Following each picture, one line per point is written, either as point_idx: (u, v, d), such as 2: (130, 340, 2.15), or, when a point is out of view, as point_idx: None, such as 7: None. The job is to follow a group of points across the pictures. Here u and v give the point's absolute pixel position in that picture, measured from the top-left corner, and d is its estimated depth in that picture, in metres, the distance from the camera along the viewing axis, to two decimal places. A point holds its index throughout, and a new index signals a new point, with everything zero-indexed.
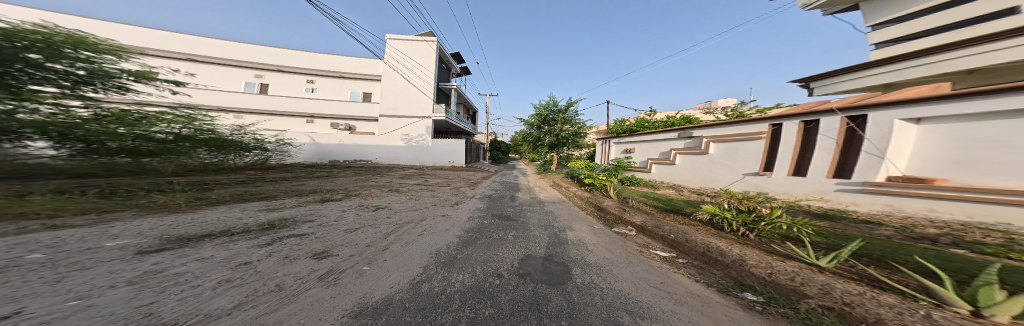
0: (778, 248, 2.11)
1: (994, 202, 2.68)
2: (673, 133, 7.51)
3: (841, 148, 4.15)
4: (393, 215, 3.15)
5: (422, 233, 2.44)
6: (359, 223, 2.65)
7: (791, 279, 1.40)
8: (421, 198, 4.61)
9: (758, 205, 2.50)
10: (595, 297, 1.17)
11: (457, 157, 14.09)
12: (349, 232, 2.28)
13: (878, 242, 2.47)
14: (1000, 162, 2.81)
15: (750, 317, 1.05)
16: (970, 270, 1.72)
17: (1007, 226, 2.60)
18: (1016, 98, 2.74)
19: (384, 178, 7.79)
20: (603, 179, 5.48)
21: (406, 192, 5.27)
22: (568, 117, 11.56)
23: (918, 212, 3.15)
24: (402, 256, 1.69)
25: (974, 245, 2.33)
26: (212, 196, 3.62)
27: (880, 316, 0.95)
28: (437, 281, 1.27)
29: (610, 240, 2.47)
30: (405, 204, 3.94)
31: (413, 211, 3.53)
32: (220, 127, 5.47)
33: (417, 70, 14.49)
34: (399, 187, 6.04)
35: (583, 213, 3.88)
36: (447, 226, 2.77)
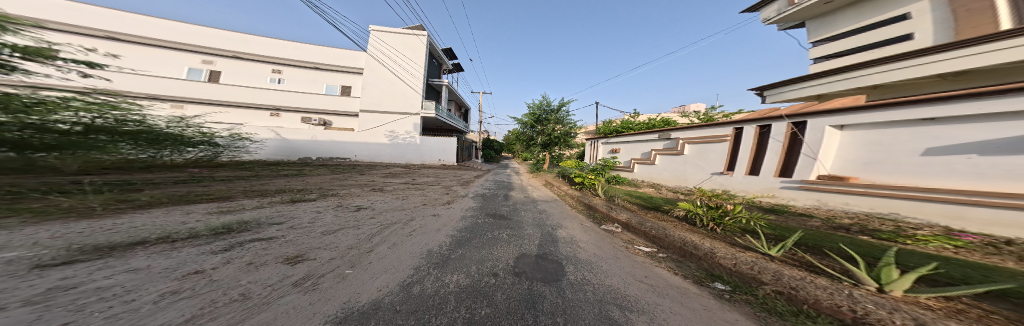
0: (740, 240, 2.36)
1: (890, 196, 3.27)
2: (653, 135, 8.03)
3: (786, 149, 4.74)
4: (379, 215, 3.01)
5: (411, 233, 2.34)
6: (338, 225, 2.46)
7: (751, 268, 1.57)
8: (409, 198, 4.46)
9: (724, 202, 2.79)
10: (588, 293, 1.22)
11: (446, 155, 13.64)
12: (332, 233, 2.15)
13: (813, 231, 2.88)
14: (899, 164, 3.40)
15: (722, 304, 1.16)
16: (883, 253, 2.08)
17: (895, 215, 3.21)
18: (915, 110, 3.30)
19: (367, 177, 7.31)
20: (593, 178, 5.74)
21: (392, 191, 5.03)
22: (559, 118, 11.82)
23: (837, 205, 3.75)
24: (392, 257, 1.63)
25: (875, 232, 2.82)
26: (143, 198, 3.13)
27: (821, 298, 1.11)
28: (429, 282, 1.23)
29: (599, 237, 2.58)
30: (391, 204, 3.79)
31: (400, 209, 3.44)
32: (153, 118, 4.65)
33: (403, 64, 13.82)
34: (383, 186, 5.74)
35: (573, 210, 4.04)
36: (439, 226, 2.69)
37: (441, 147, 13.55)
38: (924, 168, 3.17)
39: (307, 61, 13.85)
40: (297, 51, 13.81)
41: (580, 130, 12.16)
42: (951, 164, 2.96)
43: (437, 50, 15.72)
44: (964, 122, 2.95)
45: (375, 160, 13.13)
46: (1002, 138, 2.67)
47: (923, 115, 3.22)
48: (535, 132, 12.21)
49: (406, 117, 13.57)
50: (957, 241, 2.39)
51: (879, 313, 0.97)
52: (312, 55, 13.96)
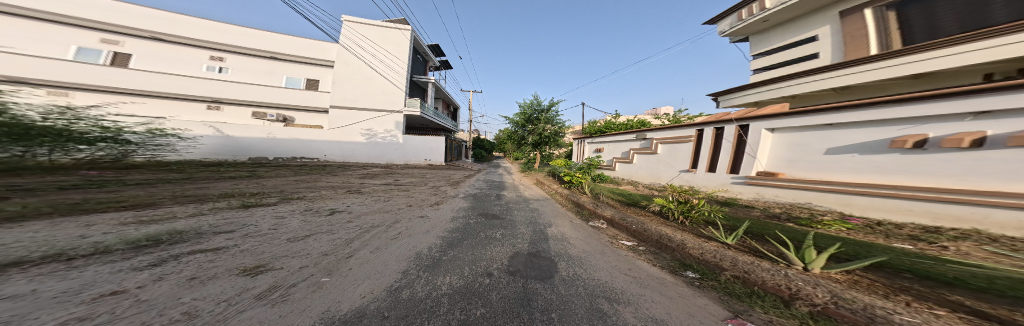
0: (705, 231, 2.64)
1: (808, 189, 3.93)
2: (631, 135, 8.57)
3: (736, 149, 5.37)
4: (357, 218, 2.78)
5: (396, 236, 2.21)
6: (309, 231, 2.21)
7: (714, 256, 1.76)
8: (391, 199, 4.17)
9: (691, 197, 3.12)
10: (579, 287, 1.26)
11: (434, 155, 13.04)
12: (302, 239, 1.93)
13: (758, 221, 3.33)
14: (811, 161, 4.09)
15: (694, 291, 1.29)
16: (811, 237, 2.50)
17: (810, 204, 3.88)
18: (821, 117, 4.01)
19: (342, 179, 6.67)
20: (581, 176, 5.95)
21: (371, 193, 4.65)
22: (549, 118, 12.01)
23: (770, 197, 4.41)
24: (376, 262, 1.52)
25: (798, 219, 3.39)
26: (16, 208, 2.44)
27: (768, 280, 1.30)
28: (419, 286, 1.17)
29: (587, 233, 2.69)
30: (369, 206, 3.51)
31: (381, 212, 3.22)
32: (18, 108, 3.59)
33: (382, 57, 12.92)
34: (361, 188, 5.29)
35: (563, 208, 4.15)
36: (427, 227, 2.57)
37: (426, 146, 12.90)
38: (826, 165, 3.89)
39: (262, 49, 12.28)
40: (242, 36, 12.05)
41: (568, 130, 12.53)
42: (842, 162, 3.68)
43: (422, 46, 15.01)
44: (852, 127, 3.67)
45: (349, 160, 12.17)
46: (874, 140, 3.40)
47: (824, 121, 3.95)
48: (526, 132, 12.29)
49: (387, 115, 12.72)
50: (850, 224, 2.99)
51: (807, 288, 1.19)
52: (262, 41, 12.32)
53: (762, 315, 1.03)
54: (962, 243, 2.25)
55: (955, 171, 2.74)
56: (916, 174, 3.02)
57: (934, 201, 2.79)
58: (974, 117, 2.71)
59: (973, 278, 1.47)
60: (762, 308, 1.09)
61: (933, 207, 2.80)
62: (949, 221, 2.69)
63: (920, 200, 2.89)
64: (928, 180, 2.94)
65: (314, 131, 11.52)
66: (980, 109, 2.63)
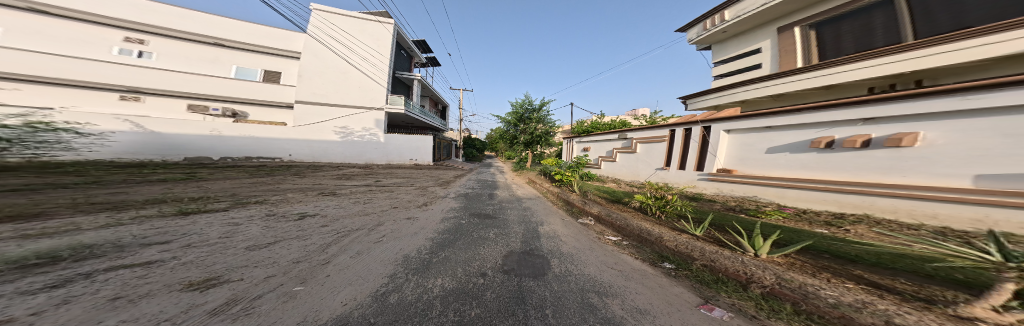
0: (678, 225, 2.89)
1: (756, 184, 4.46)
2: (614, 135, 8.89)
3: (702, 148, 5.69)
4: (334, 222, 2.57)
5: (380, 239, 2.08)
6: (274, 237, 1.98)
7: (686, 247, 1.93)
8: (372, 201, 3.90)
9: (666, 193, 3.41)
10: (571, 283, 1.30)
11: (421, 155, 12.41)
12: (267, 247, 1.72)
13: (720, 213, 3.73)
14: (756, 159, 4.63)
15: (670, 280, 1.42)
16: (763, 226, 2.86)
17: (758, 198, 4.42)
18: (765, 119, 4.54)
19: (314, 180, 6.06)
20: (570, 174, 6.11)
21: (348, 195, 4.28)
22: (541, 117, 12.05)
23: (727, 192, 4.93)
24: (357, 268, 1.41)
25: (749, 211, 3.87)
26: None
27: (730, 267, 1.47)
28: (409, 289, 1.13)
29: (577, 230, 2.79)
30: (345, 209, 3.24)
31: (362, 214, 3.00)
32: None
33: (359, 50, 12.02)
34: (337, 189, 4.85)
35: (554, 206, 4.25)
36: (414, 230, 2.46)
37: (411, 145, 12.21)
38: (767, 162, 4.46)
39: (214, 36, 11.02)
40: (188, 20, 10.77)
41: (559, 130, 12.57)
42: (779, 159, 4.28)
43: (407, 41, 14.27)
44: (788, 129, 4.23)
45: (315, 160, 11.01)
46: (801, 141, 4.02)
47: (765, 124, 4.51)
48: (517, 131, 12.30)
49: (366, 112, 11.86)
50: (784, 214, 3.50)
51: (757, 271, 1.39)
52: (211, 27, 11.06)
53: (726, 300, 1.17)
54: (858, 226, 2.80)
55: (853, 166, 3.41)
56: (828, 170, 3.65)
57: (842, 192, 3.44)
58: (863, 123, 3.41)
59: (867, 254, 1.85)
60: (728, 293, 1.23)
61: (839, 197, 3.46)
62: (849, 207, 3.37)
63: (833, 192, 3.51)
64: (838, 174, 3.56)
65: (272, 129, 10.28)
66: (865, 116, 3.34)
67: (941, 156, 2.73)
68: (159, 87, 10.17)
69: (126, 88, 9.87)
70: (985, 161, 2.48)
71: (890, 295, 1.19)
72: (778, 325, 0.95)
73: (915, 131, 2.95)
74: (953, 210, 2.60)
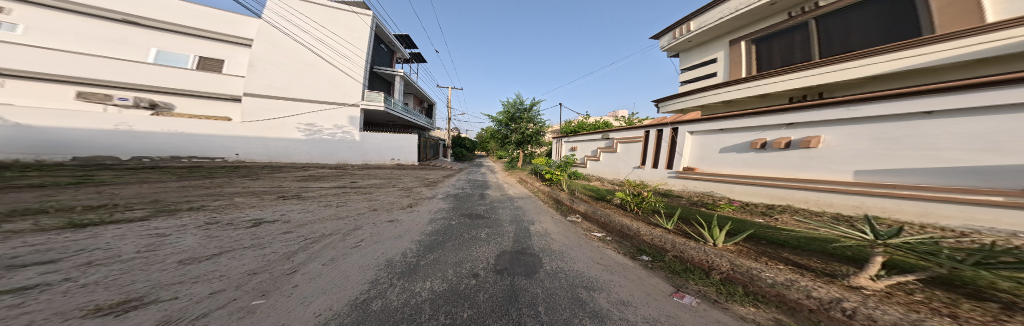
0: (652, 219, 3.12)
1: (713, 181, 4.84)
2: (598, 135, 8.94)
3: (671, 148, 5.97)
4: (299, 228, 2.31)
5: (358, 244, 1.94)
6: (219, 248, 1.70)
7: (657, 240, 2.11)
8: (346, 204, 3.58)
9: (641, 189, 3.68)
10: (561, 279, 1.34)
11: (404, 154, 11.77)
12: (211, 260, 1.47)
13: (690, 208, 4.04)
14: (710, 157, 5.09)
15: (648, 271, 1.54)
16: (724, 219, 3.18)
17: (713, 194, 4.83)
18: (717, 123, 5.01)
19: (277, 183, 5.37)
20: (559, 173, 6.19)
21: (316, 199, 3.84)
22: (531, 117, 12.09)
23: (686, 189, 5.31)
24: (331, 276, 1.29)
25: (707, 204, 4.33)
26: None
27: (694, 256, 1.67)
28: (393, 295, 1.08)
29: (566, 227, 2.87)
30: (307, 214, 2.87)
31: (336, 218, 2.75)
32: None
33: (330, 41, 11.08)
34: (303, 192, 4.35)
35: (544, 205, 4.30)
36: (398, 233, 2.34)
37: (391, 144, 11.49)
38: (721, 161, 4.87)
39: (160, 22, 10.00)
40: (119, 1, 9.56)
41: (549, 130, 12.61)
42: (728, 158, 4.75)
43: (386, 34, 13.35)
44: (735, 132, 4.71)
45: (264, 160, 9.67)
46: (744, 142, 4.52)
47: (717, 127, 4.97)
48: (509, 131, 12.28)
49: (336, 108, 10.91)
50: (731, 207, 3.99)
51: (715, 258, 1.59)
52: (148, 9, 9.85)
53: (694, 287, 1.31)
54: (784, 215, 3.32)
55: (781, 164, 3.96)
56: (765, 167, 4.16)
57: (773, 186, 3.97)
58: (789, 126, 3.97)
59: (789, 238, 2.21)
60: (694, 280, 1.39)
61: (771, 190, 3.99)
62: (776, 199, 3.92)
63: (767, 186, 4.03)
64: (771, 171, 4.09)
65: (206, 124, 8.80)
66: (790, 121, 3.90)
67: (838, 154, 3.35)
68: (93, 79, 9.12)
69: (51, 79, 8.82)
70: (868, 160, 3.11)
71: (809, 272, 1.45)
72: (734, 306, 1.10)
73: (817, 135, 3.61)
74: (844, 200, 3.21)
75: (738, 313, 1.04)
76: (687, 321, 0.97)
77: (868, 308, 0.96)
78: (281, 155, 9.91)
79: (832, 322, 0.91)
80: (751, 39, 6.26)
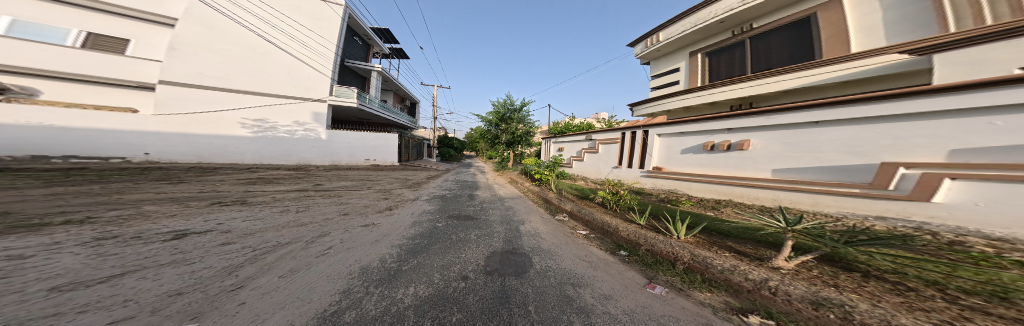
0: (628, 216, 3.35)
1: (676, 179, 5.18)
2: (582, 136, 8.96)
3: (643, 149, 6.21)
4: (243, 238, 1.97)
5: (326, 252, 1.74)
6: (120, 268, 1.33)
7: (632, 236, 2.26)
8: (311, 209, 3.21)
9: (618, 188, 3.93)
10: (550, 277, 1.37)
11: (381, 155, 11.01)
12: (107, 283, 1.14)
13: (662, 206, 4.35)
14: (672, 158, 5.47)
15: (625, 266, 1.64)
16: (689, 214, 3.51)
17: (675, 191, 5.15)
18: (677, 127, 5.39)
19: (220, 187, 4.59)
20: (548, 173, 6.33)
21: (268, 205, 3.33)
22: (522, 117, 12.09)
23: (655, 187, 5.63)
24: (292, 290, 1.13)
25: (670, 200, 4.75)
26: None
27: (662, 248, 1.85)
28: (370, 305, 1.00)
29: (554, 226, 2.92)
30: (255, 223, 2.45)
31: (293, 225, 2.43)
32: None
33: (289, 29, 10.01)
34: (250, 198, 3.76)
35: (534, 205, 4.34)
36: (376, 237, 2.17)
37: (364, 143, 10.58)
38: (682, 161, 5.24)
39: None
40: None
41: (539, 130, 12.63)
42: (687, 158, 5.13)
43: (359, 25, 12.23)
44: (694, 135, 5.09)
45: (191, 160, 8.09)
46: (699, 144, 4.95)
47: (679, 130, 5.33)
48: (499, 131, 12.19)
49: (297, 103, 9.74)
50: (688, 202, 4.45)
51: (677, 250, 1.78)
52: None
53: (663, 278, 1.43)
54: (729, 208, 3.83)
55: (727, 164, 4.40)
56: (716, 167, 4.57)
57: (723, 184, 4.34)
58: (729, 131, 4.50)
59: (733, 229, 2.56)
60: (663, 272, 1.53)
61: (720, 187, 4.39)
62: (722, 194, 4.37)
63: (719, 183, 4.41)
64: (719, 170, 4.54)
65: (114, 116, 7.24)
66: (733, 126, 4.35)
67: (765, 155, 3.88)
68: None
69: None
70: (782, 161, 3.69)
71: (744, 258, 1.71)
72: (694, 293, 1.24)
73: (748, 139, 4.13)
74: (767, 194, 3.74)
75: (699, 299, 1.17)
76: (663, 310, 1.06)
77: (785, 284, 1.20)
78: (217, 155, 8.46)
79: (763, 299, 1.12)
80: (704, 53, 6.90)
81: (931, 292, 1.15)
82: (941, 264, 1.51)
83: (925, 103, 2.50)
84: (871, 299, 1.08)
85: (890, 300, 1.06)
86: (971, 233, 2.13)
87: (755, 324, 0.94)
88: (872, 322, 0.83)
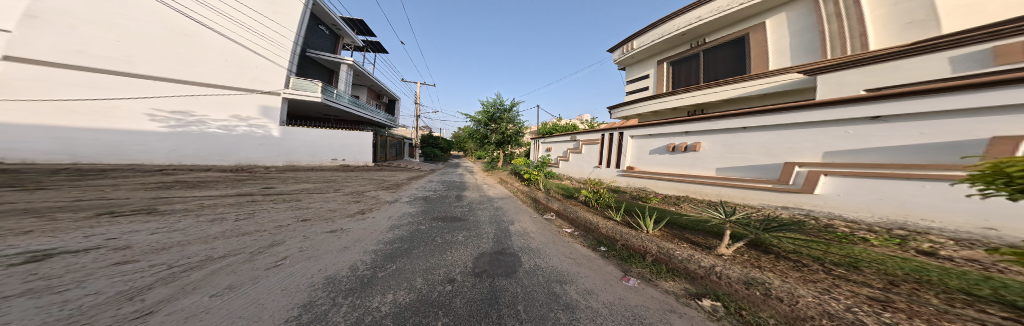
0: (607, 213, 3.55)
1: (643, 177, 5.47)
2: (565, 136, 8.92)
3: (619, 150, 6.47)
4: (149, 256, 1.60)
5: (280, 263, 1.53)
6: None
7: (608, 232, 2.38)
8: (256, 216, 2.77)
9: (598, 187, 4.20)
10: (539, 276, 1.38)
11: (352, 155, 10.33)
12: None
13: (637, 203, 4.58)
14: (641, 158, 5.73)
15: (604, 261, 1.73)
16: (664, 211, 3.70)
17: (642, 188, 5.45)
18: (643, 130, 5.74)
19: (115, 194, 3.65)
20: (537, 173, 6.37)
21: (187, 213, 2.78)
22: (511, 117, 11.95)
23: (628, 184, 5.89)
24: (231, 311, 0.96)
25: (639, 196, 5.13)
26: None
27: (634, 242, 2.01)
28: (339, 318, 0.91)
29: (542, 225, 2.98)
30: (174, 236, 2.02)
31: (228, 236, 2.07)
32: None
33: (235, 11, 8.63)
34: (155, 206, 3.05)
35: (524, 204, 4.35)
36: (347, 244, 1.98)
37: (332, 141, 9.87)
38: (649, 160, 5.49)
39: None
40: None
41: (528, 130, 12.55)
42: (653, 158, 5.38)
43: (323, 12, 10.94)
44: (658, 136, 5.38)
45: (53, 160, 6.34)
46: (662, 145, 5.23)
47: (646, 132, 5.64)
48: (488, 131, 12.04)
49: (244, 95, 8.64)
50: (653, 198, 4.84)
51: (646, 243, 1.94)
52: None
53: (636, 270, 1.56)
54: (687, 203, 4.25)
55: (684, 163, 4.69)
56: (676, 166, 4.84)
57: (682, 181, 4.63)
58: (685, 134, 4.79)
59: (691, 222, 2.87)
60: (636, 264, 1.66)
61: (679, 184, 4.68)
62: (679, 190, 4.65)
63: (678, 181, 4.69)
64: (677, 168, 4.84)
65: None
66: (690, 129, 4.66)
67: (711, 157, 4.27)
68: None
69: None
70: (725, 161, 4.07)
71: (698, 247, 1.93)
72: (661, 282, 1.39)
73: (699, 141, 4.49)
74: (712, 190, 4.15)
75: (665, 288, 1.31)
76: (637, 301, 1.14)
77: (727, 268, 1.42)
78: (104, 154, 6.80)
79: (711, 283, 1.35)
80: (669, 61, 7.35)
81: (817, 266, 1.59)
82: (820, 243, 2.10)
83: (815, 114, 3.13)
84: (782, 276, 1.38)
85: (793, 276, 1.40)
86: (838, 217, 2.82)
87: (708, 307, 1.12)
88: (783, 295, 1.10)
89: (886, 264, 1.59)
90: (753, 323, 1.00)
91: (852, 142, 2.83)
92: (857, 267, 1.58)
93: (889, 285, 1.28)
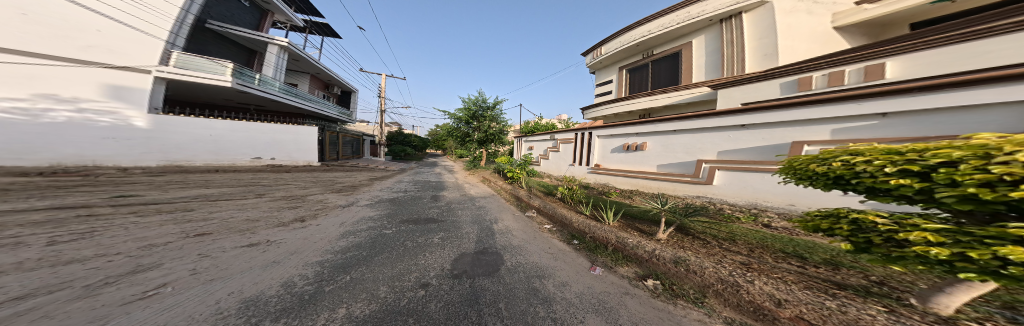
0: (579, 208, 3.76)
1: (605, 174, 6.01)
2: (545, 136, 9.19)
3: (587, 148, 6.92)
4: None
5: (158, 293, 1.17)
6: None
7: (579, 226, 2.54)
8: (104, 237, 2.03)
9: (571, 183, 4.50)
10: (520, 273, 1.39)
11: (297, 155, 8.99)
12: None
13: (605, 199, 4.83)
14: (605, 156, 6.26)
15: (573, 253, 1.84)
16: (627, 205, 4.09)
17: (605, 184, 5.98)
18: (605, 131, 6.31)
19: None
20: (519, 171, 6.41)
21: None
22: (494, 116, 11.72)
23: (594, 180, 6.39)
24: None
25: (604, 191, 5.59)
26: None
27: (599, 234, 2.19)
28: None
29: (524, 222, 3.01)
30: None
31: (34, 269, 1.43)
32: None
33: None
34: None
35: (506, 203, 4.34)
36: (279, 259, 1.66)
37: (269, 138, 8.39)
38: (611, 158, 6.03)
39: None
40: None
41: (510, 129, 12.49)
42: (614, 156, 5.93)
43: None
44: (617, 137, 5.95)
45: None
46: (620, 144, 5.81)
47: (608, 132, 6.20)
48: (470, 129, 11.70)
49: (83, 68, 6.04)
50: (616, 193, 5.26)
51: (608, 234, 2.13)
52: None
53: (600, 259, 1.72)
54: (641, 196, 4.79)
55: (635, 161, 5.28)
56: (629, 163, 5.41)
57: (632, 177, 5.21)
58: (637, 135, 5.39)
59: (646, 213, 3.23)
60: (602, 254, 1.82)
61: (630, 179, 5.25)
62: (632, 185, 5.22)
63: (630, 176, 5.26)
64: (629, 165, 5.43)
65: None
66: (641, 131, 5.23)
67: (654, 155, 4.87)
68: None
69: None
70: (664, 159, 4.67)
71: (644, 234, 2.20)
72: (618, 268, 1.55)
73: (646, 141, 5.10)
74: (653, 184, 4.74)
75: (622, 273, 1.47)
76: (602, 288, 1.25)
77: (664, 250, 1.67)
78: None
79: (654, 265, 1.58)
80: (628, 69, 8.11)
81: (726, 242, 2.03)
82: (724, 224, 2.67)
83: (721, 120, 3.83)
84: (699, 252, 1.70)
85: (704, 252, 1.74)
86: (724, 202, 3.66)
87: (651, 286, 1.31)
88: (697, 268, 1.37)
89: (746, 235, 2.21)
90: (681, 296, 1.19)
91: (732, 143, 3.66)
92: (733, 239, 2.10)
93: (750, 251, 1.79)
